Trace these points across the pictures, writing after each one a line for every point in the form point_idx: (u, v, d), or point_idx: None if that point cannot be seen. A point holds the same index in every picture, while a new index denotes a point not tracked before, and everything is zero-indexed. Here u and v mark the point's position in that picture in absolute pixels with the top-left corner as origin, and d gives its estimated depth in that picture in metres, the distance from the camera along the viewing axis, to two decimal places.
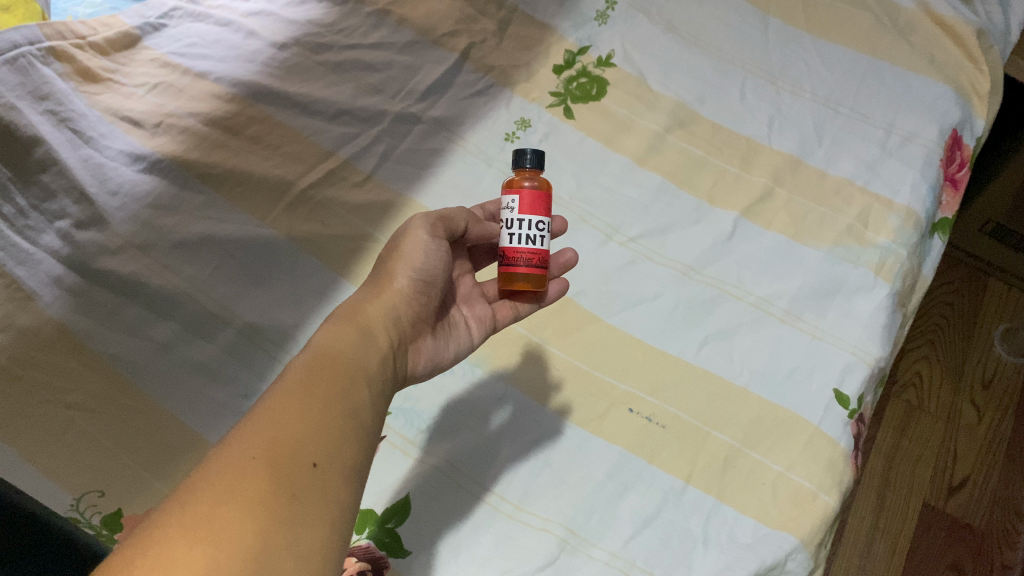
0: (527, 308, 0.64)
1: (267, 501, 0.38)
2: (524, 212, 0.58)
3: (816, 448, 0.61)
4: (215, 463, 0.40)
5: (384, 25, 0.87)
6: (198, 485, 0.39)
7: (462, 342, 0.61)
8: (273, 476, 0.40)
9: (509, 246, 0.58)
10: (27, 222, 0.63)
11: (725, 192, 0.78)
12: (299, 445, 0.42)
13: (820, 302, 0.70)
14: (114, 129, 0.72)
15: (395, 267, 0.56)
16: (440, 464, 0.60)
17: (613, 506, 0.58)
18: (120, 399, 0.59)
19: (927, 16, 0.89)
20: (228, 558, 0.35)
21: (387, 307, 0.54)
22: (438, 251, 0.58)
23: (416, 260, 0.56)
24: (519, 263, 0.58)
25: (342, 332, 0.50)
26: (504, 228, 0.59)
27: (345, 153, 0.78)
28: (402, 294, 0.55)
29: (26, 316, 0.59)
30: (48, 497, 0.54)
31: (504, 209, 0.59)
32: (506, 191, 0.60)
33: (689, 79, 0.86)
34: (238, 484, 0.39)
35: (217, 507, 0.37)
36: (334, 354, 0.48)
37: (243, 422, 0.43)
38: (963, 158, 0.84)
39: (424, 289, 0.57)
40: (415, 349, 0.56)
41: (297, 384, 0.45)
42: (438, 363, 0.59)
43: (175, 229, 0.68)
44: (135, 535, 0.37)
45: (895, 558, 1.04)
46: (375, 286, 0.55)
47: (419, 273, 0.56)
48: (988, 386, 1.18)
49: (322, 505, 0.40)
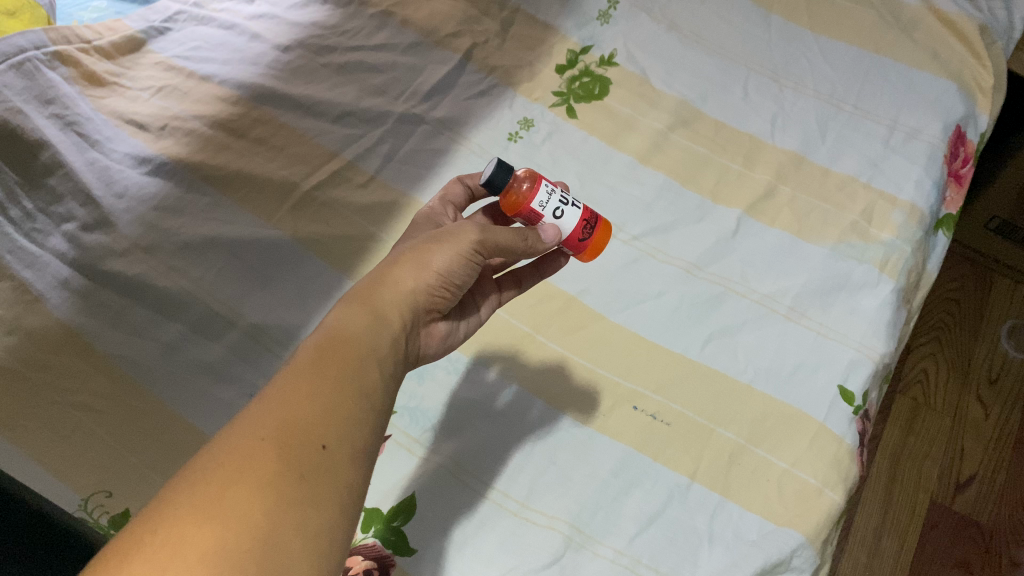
0: (529, 282, 0.66)
1: (276, 482, 0.39)
2: (556, 186, 0.61)
3: (820, 445, 0.61)
4: (226, 443, 0.40)
5: (387, 26, 0.87)
6: (208, 465, 0.39)
7: (473, 321, 0.62)
8: (283, 457, 0.40)
9: (580, 214, 0.61)
10: (34, 225, 0.64)
11: (728, 191, 0.78)
12: (309, 425, 0.42)
13: (824, 298, 0.70)
14: (119, 132, 0.73)
15: (422, 258, 0.53)
16: (446, 463, 0.60)
17: (618, 504, 0.59)
18: (128, 400, 0.59)
19: (930, 12, 0.89)
20: (237, 537, 0.36)
21: (406, 296, 0.52)
22: (472, 266, 0.56)
23: (446, 263, 0.54)
24: (591, 218, 0.62)
25: (356, 313, 0.49)
26: (567, 209, 0.60)
27: (349, 153, 0.78)
28: (426, 286, 0.53)
29: (33, 317, 0.60)
30: (58, 497, 0.55)
31: (548, 205, 0.59)
32: (532, 194, 0.58)
33: (691, 77, 0.86)
34: (248, 464, 0.39)
35: (227, 486, 0.38)
36: (347, 335, 0.47)
37: (254, 402, 0.43)
38: (968, 154, 0.83)
39: (448, 289, 0.55)
40: (428, 332, 0.57)
41: (308, 365, 0.45)
42: (450, 343, 0.60)
43: (181, 230, 0.69)
44: (145, 513, 0.37)
45: (902, 556, 1.03)
46: (396, 270, 0.53)
47: (448, 274, 0.54)
48: (995, 382, 1.17)
49: (332, 487, 0.41)
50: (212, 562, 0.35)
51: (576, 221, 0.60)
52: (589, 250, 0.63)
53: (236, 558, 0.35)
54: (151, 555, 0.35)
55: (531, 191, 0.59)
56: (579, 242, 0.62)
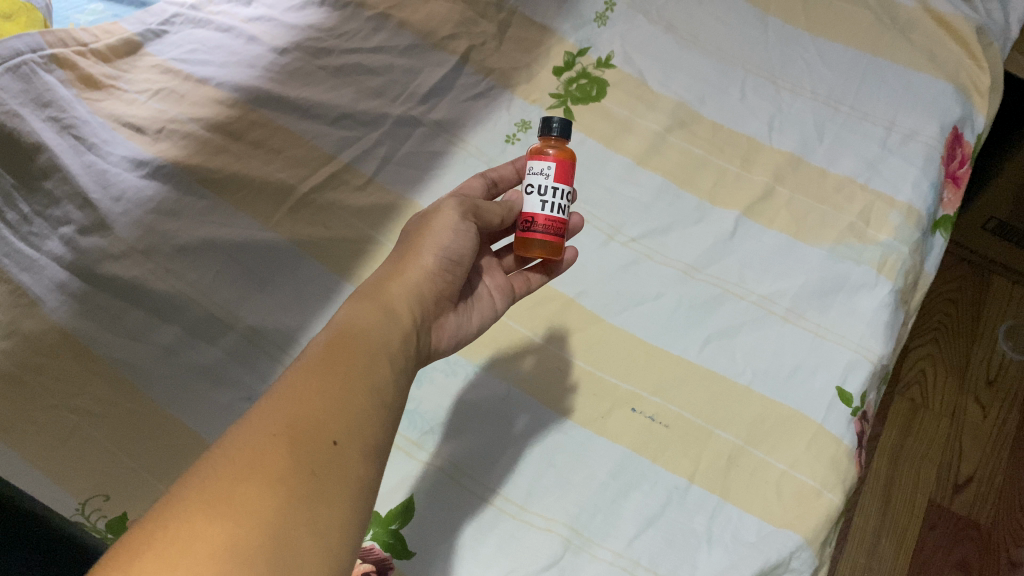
0: (537, 280, 0.66)
1: (286, 478, 0.39)
2: (557, 181, 0.59)
3: (820, 445, 0.61)
4: (236, 441, 0.40)
5: (384, 28, 0.87)
6: (218, 462, 0.39)
7: (485, 314, 0.62)
8: (293, 454, 0.40)
9: (539, 212, 0.59)
10: (31, 229, 0.64)
11: (726, 192, 0.78)
12: (319, 423, 0.42)
13: (822, 300, 0.70)
14: (116, 135, 0.72)
15: (420, 245, 0.56)
16: (444, 466, 0.60)
17: (617, 505, 0.58)
18: (125, 403, 0.59)
19: (926, 13, 0.90)
20: (247, 533, 0.36)
21: (410, 287, 0.54)
22: (468, 232, 0.58)
23: (441, 239, 0.56)
24: (548, 231, 0.59)
25: (365, 310, 0.50)
26: (532, 194, 0.59)
27: (347, 156, 0.78)
28: (427, 271, 0.55)
29: (31, 321, 0.60)
30: (53, 502, 0.55)
31: (533, 173, 0.60)
32: (541, 155, 0.60)
33: (688, 78, 0.87)
34: (258, 461, 0.39)
35: (237, 483, 0.38)
36: (355, 332, 0.48)
37: (264, 400, 0.43)
38: (965, 155, 0.84)
39: (449, 267, 0.57)
40: (438, 326, 0.57)
41: (317, 363, 0.45)
42: (462, 338, 0.59)
43: (178, 233, 0.68)
44: (154, 511, 0.37)
45: (900, 557, 1.03)
46: (399, 265, 0.55)
47: (447, 251, 0.56)
48: (993, 383, 1.17)
49: (342, 484, 0.40)
50: (224, 558, 0.34)
51: (531, 210, 0.59)
52: (525, 245, 0.61)
53: (247, 555, 0.35)
54: (160, 552, 0.35)
55: (546, 154, 0.60)
56: (524, 231, 0.60)
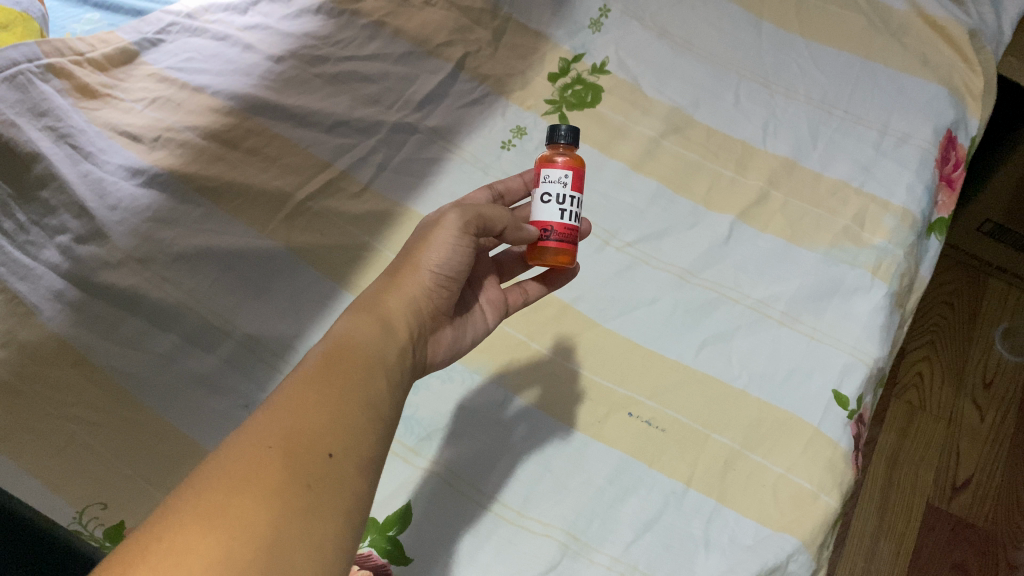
0: (535, 291, 0.66)
1: (282, 490, 0.39)
2: (574, 190, 0.60)
3: (816, 449, 0.61)
4: (231, 452, 0.40)
5: (379, 36, 0.87)
6: (213, 473, 0.39)
7: (479, 328, 0.62)
8: (289, 466, 0.40)
9: (558, 220, 0.59)
10: (27, 238, 0.63)
11: (721, 197, 0.78)
12: (315, 435, 0.42)
13: (818, 303, 0.70)
14: (113, 144, 0.73)
15: (418, 259, 0.55)
16: (441, 472, 0.60)
17: (614, 511, 0.59)
18: (124, 412, 0.59)
19: (918, 17, 0.90)
20: (241, 545, 0.36)
21: (407, 299, 0.54)
22: (466, 248, 0.56)
23: (440, 257, 0.55)
24: (566, 239, 0.60)
25: (362, 322, 0.50)
26: (550, 202, 0.59)
27: (342, 163, 0.79)
28: (423, 286, 0.55)
29: (27, 331, 0.59)
30: (50, 510, 0.55)
31: (549, 181, 0.59)
32: (557, 164, 0.60)
33: (682, 84, 0.87)
34: (255, 473, 0.39)
35: (232, 496, 0.38)
36: (352, 344, 0.48)
37: (260, 411, 0.43)
38: (959, 158, 0.84)
39: (447, 284, 0.56)
40: (434, 339, 0.57)
41: (313, 375, 0.46)
42: (457, 352, 0.60)
43: (175, 241, 0.68)
44: (150, 521, 0.37)
45: (899, 560, 1.03)
46: (396, 277, 0.55)
47: (442, 268, 0.55)
48: (989, 385, 1.18)
49: (338, 496, 0.41)
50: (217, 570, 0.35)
51: (547, 218, 0.59)
52: (539, 253, 0.61)
53: (240, 568, 0.35)
54: (155, 564, 0.35)
55: (559, 161, 0.60)
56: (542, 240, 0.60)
